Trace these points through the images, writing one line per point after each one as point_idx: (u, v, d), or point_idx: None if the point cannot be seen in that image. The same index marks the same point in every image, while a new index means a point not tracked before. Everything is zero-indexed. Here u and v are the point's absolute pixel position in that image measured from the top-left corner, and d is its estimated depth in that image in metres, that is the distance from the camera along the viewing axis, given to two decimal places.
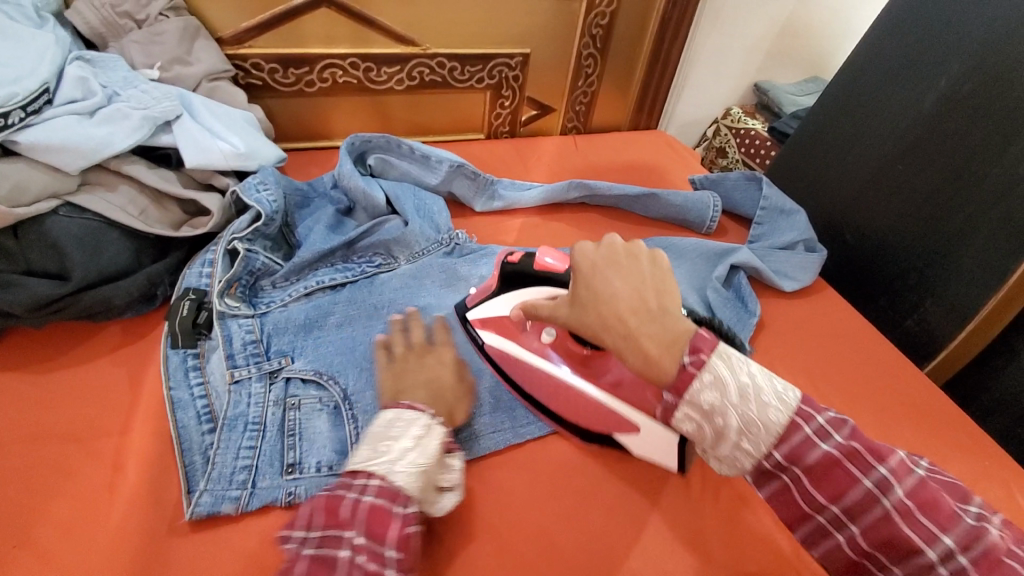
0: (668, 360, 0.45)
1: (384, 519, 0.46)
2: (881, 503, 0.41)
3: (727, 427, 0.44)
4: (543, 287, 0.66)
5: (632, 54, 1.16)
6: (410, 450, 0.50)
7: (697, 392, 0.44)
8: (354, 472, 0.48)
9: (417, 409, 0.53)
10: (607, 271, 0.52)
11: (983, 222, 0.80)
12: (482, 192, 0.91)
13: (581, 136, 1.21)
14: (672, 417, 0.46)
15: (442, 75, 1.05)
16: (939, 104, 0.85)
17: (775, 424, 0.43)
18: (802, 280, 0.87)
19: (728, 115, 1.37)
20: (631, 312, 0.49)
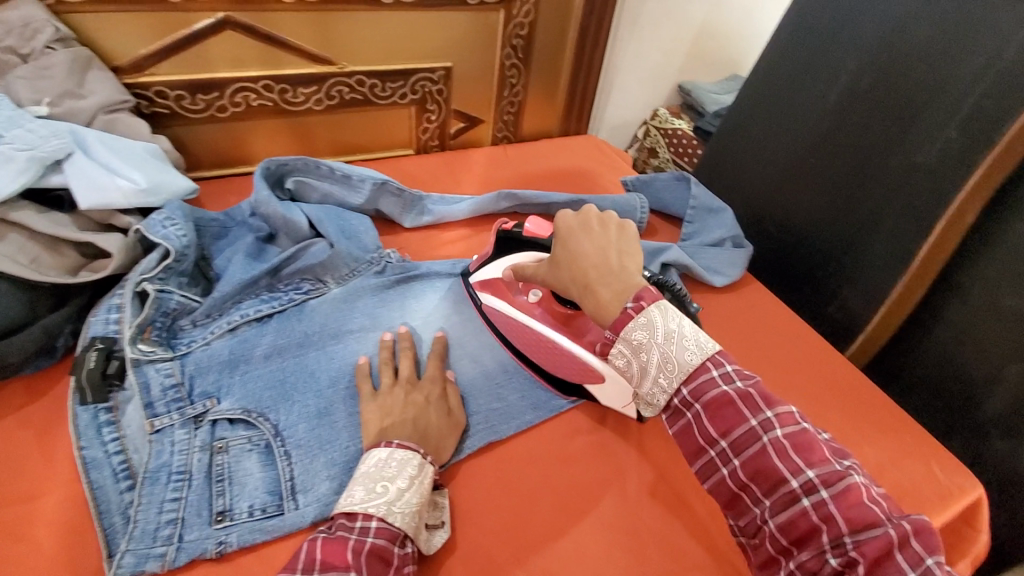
0: (615, 305, 0.52)
1: (384, 559, 0.48)
2: (763, 440, 0.45)
3: (649, 363, 0.48)
4: (532, 252, 0.71)
5: (556, 62, 1.17)
6: (405, 490, 0.52)
7: (631, 330, 0.49)
8: (354, 513, 0.50)
9: (413, 448, 0.56)
10: (579, 234, 0.58)
11: (888, 208, 0.84)
12: (410, 209, 0.90)
13: (512, 146, 1.21)
14: (608, 351, 0.51)
15: (363, 93, 1.02)
16: (842, 98, 0.90)
17: (688, 363, 0.48)
18: (731, 274, 0.89)
19: (655, 116, 1.40)
20: (596, 269, 0.54)
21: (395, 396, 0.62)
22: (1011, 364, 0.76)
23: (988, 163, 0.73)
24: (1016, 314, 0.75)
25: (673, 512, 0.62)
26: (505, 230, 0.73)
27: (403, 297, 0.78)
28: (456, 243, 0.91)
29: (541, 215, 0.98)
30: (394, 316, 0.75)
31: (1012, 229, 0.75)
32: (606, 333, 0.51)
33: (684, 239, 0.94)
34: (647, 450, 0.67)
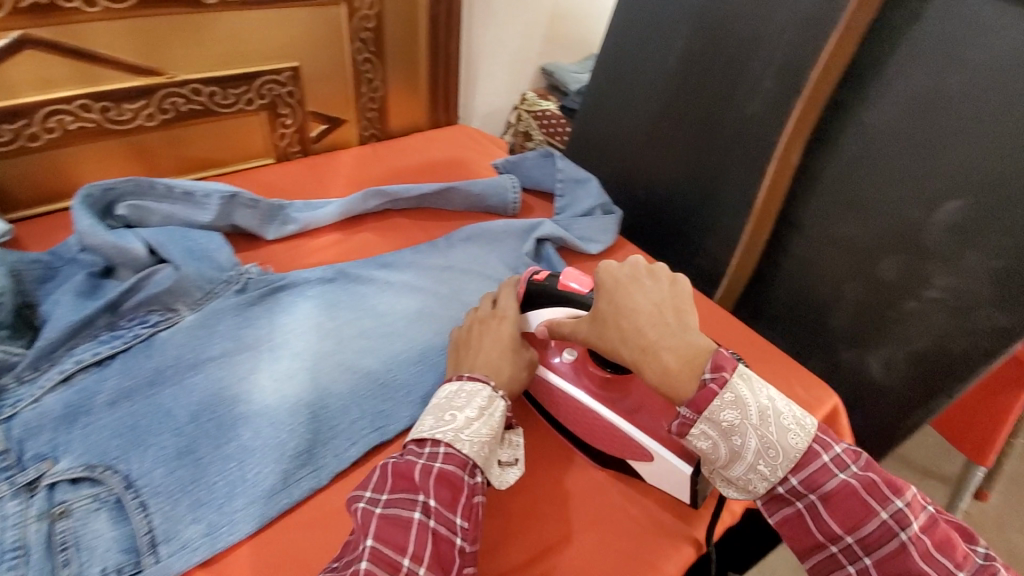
0: (690, 381, 0.52)
1: (454, 486, 0.52)
2: (899, 534, 0.48)
3: (745, 447, 0.51)
4: (561, 308, 0.65)
5: (412, 53, 1.15)
6: (473, 420, 0.56)
7: (717, 409, 0.51)
8: (424, 440, 0.55)
9: (483, 380, 0.60)
10: (629, 288, 0.58)
11: (731, 159, 0.91)
12: (270, 219, 0.84)
13: (381, 143, 1.16)
14: (686, 433, 0.52)
15: (202, 103, 0.94)
16: (679, 63, 0.96)
17: (792, 448, 0.50)
18: (605, 240, 0.92)
19: (524, 100, 1.43)
20: (655, 328, 0.55)
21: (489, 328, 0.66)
22: (848, 283, 0.85)
23: (800, 109, 0.82)
24: (845, 240, 0.84)
25: None
26: (535, 282, 0.68)
27: (269, 312, 0.72)
28: (327, 249, 0.87)
29: (415, 209, 0.96)
30: (260, 334, 0.69)
31: (828, 166, 0.84)
32: (686, 412, 0.52)
33: (558, 213, 0.96)
34: None
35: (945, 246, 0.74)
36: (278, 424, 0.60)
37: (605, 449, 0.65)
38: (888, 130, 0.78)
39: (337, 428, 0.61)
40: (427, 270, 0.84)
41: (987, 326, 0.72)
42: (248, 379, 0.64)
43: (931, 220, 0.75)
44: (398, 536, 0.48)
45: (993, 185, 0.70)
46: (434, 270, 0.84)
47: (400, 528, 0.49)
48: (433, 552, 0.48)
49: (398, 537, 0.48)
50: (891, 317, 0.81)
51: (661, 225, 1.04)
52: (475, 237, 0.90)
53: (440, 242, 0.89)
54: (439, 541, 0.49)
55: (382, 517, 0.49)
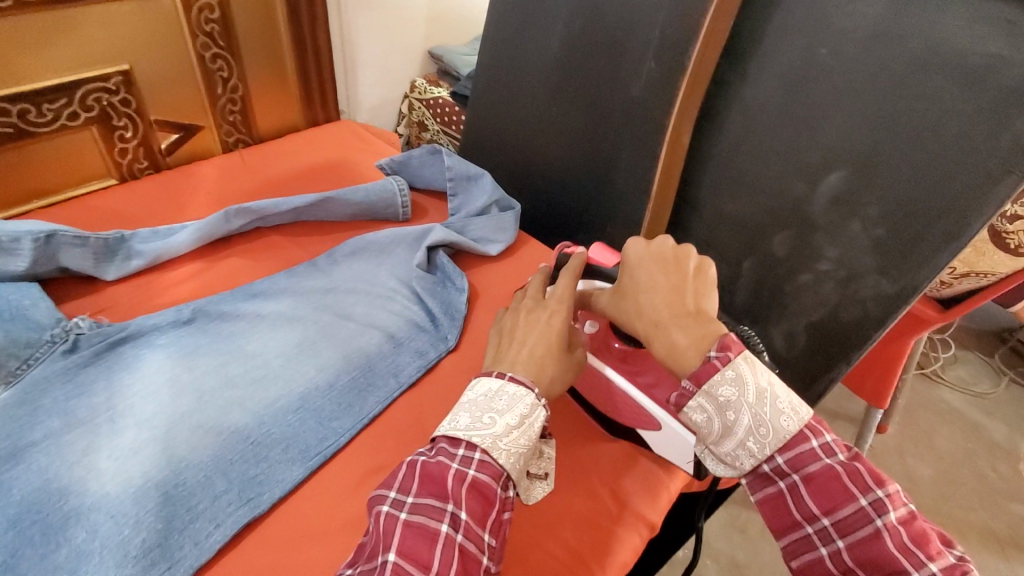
0: (695, 358, 0.50)
1: (486, 497, 0.48)
2: (875, 521, 0.45)
3: (737, 423, 0.49)
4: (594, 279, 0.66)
5: (273, 45, 1.02)
6: (513, 429, 0.50)
7: (715, 385, 0.49)
8: (459, 441, 0.49)
9: (528, 385, 0.52)
10: (651, 267, 0.56)
11: (623, 143, 0.88)
12: (109, 256, 0.72)
13: (249, 149, 1.03)
14: (683, 405, 0.51)
15: (8, 123, 0.77)
16: (564, 44, 0.91)
17: (784, 429, 0.48)
18: (503, 239, 0.87)
19: (414, 88, 1.33)
20: (669, 309, 0.53)
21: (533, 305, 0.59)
22: (745, 260, 0.85)
23: (685, 87, 0.78)
24: (737, 218, 0.84)
25: None
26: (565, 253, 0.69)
27: (108, 373, 0.61)
28: (184, 282, 0.75)
29: (290, 224, 0.86)
30: (97, 403, 0.58)
31: (717, 145, 0.83)
32: (686, 384, 0.50)
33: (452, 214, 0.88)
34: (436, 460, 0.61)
35: (830, 218, 0.75)
36: (119, 517, 0.50)
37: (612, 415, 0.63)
38: (768, 105, 0.76)
39: (195, 508, 0.53)
40: (302, 297, 0.74)
41: (873, 294, 0.74)
42: (82, 463, 0.54)
43: (815, 193, 0.75)
44: (423, 552, 0.44)
45: (868, 154, 0.70)
46: (311, 294, 0.75)
47: (425, 541, 0.44)
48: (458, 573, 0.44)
49: (423, 552, 0.44)
50: (787, 291, 0.81)
51: (564, 216, 1.00)
52: (360, 251, 0.81)
53: (320, 261, 0.80)
54: (467, 558, 0.45)
55: (406, 528, 0.45)
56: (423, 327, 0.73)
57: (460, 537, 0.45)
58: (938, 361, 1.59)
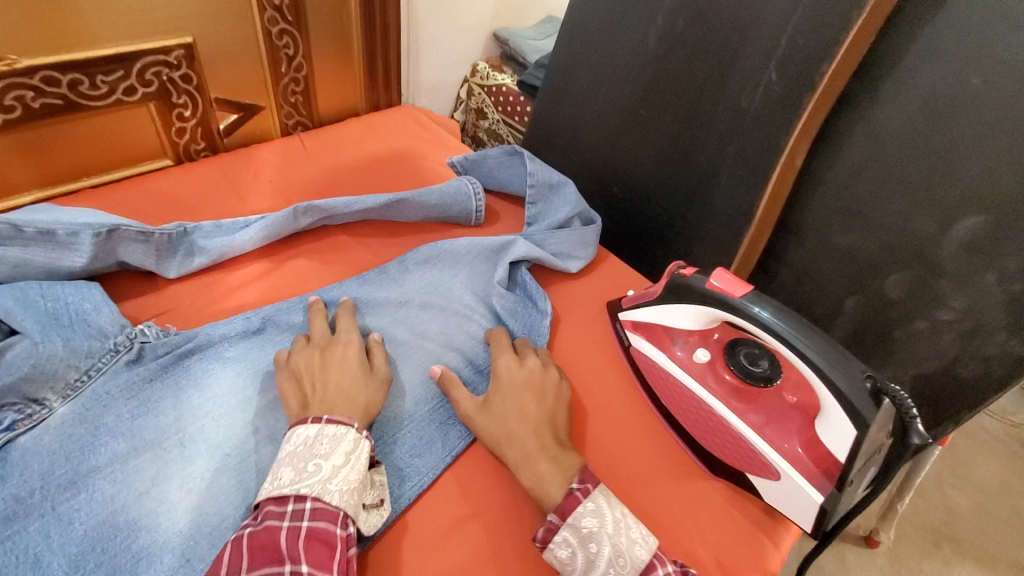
0: (558, 488, 0.51)
1: (327, 543, 0.45)
2: None
3: (599, 555, 0.47)
4: (707, 310, 0.60)
5: (340, 22, 0.94)
6: (342, 467, 0.48)
7: (579, 516, 0.49)
8: (286, 497, 0.46)
9: (346, 423, 0.51)
10: (523, 389, 0.59)
11: (723, 159, 0.80)
12: (172, 251, 0.66)
13: (308, 134, 0.97)
14: (549, 541, 0.49)
15: (62, 95, 0.70)
16: (660, 43, 0.83)
17: (639, 559, 0.47)
18: (584, 256, 0.80)
19: (475, 72, 1.25)
20: (535, 439, 0.55)
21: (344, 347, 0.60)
22: (848, 298, 0.78)
23: (810, 107, 0.70)
24: (846, 251, 0.77)
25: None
26: (682, 278, 0.61)
27: (176, 390, 0.56)
28: (248, 285, 0.69)
29: (359, 224, 0.80)
30: (165, 424, 0.53)
31: (831, 170, 0.75)
32: (553, 516, 0.49)
33: (530, 224, 0.82)
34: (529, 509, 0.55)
35: (959, 266, 0.67)
36: (198, 561, 0.46)
37: (718, 453, 0.58)
38: (901, 132, 0.68)
39: None
40: (374, 312, 0.68)
41: (999, 352, 0.67)
42: (152, 494, 0.49)
43: (944, 237, 0.68)
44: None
45: (1015, 200, 0.62)
46: (384, 309, 0.69)
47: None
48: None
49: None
50: (896, 336, 0.75)
51: (643, 227, 0.93)
52: (432, 260, 0.75)
53: (391, 270, 0.74)
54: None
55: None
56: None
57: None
58: None
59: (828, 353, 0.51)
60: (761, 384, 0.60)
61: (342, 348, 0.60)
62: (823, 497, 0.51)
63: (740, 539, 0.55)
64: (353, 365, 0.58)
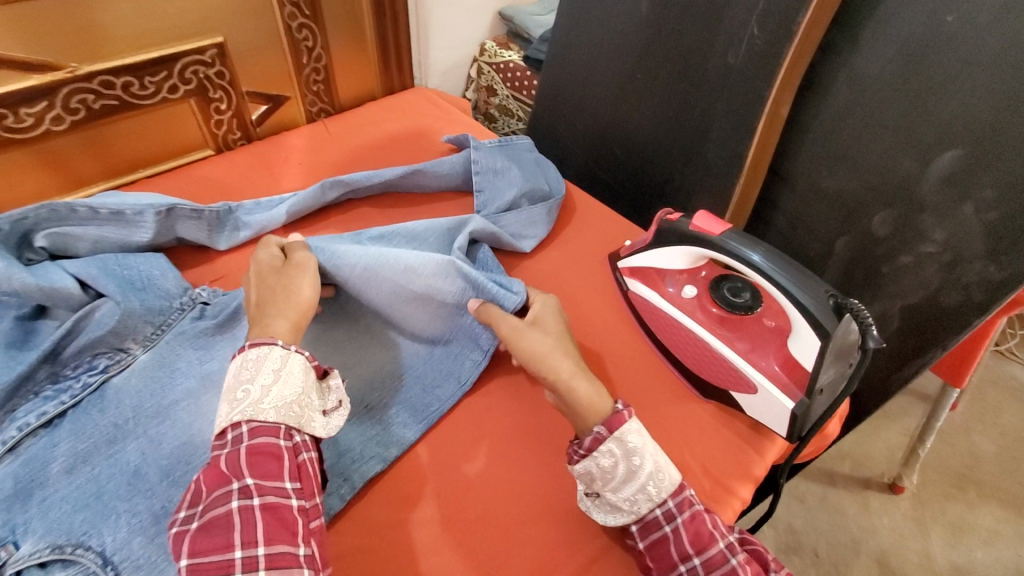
0: (606, 406, 0.56)
1: (271, 454, 0.49)
2: (730, 560, 0.50)
3: (640, 468, 0.52)
4: (692, 249, 0.65)
5: (353, 12, 1.02)
6: (270, 386, 0.51)
7: (626, 431, 0.53)
8: (224, 429, 0.50)
9: (267, 343, 0.54)
10: (557, 324, 0.65)
11: (714, 115, 0.85)
12: (220, 227, 0.76)
13: (331, 120, 1.06)
14: (596, 449, 0.53)
15: (116, 96, 0.80)
16: (653, 6, 0.87)
17: (674, 477, 0.53)
18: (537, 233, 0.83)
19: (484, 51, 1.31)
20: (574, 364, 0.59)
21: (261, 263, 0.64)
22: (839, 238, 0.82)
23: (791, 56, 0.73)
24: (834, 194, 0.81)
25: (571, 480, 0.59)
26: (669, 221, 0.67)
27: (233, 339, 0.66)
28: None
29: (378, 196, 0.89)
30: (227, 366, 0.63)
31: (819, 116, 0.79)
32: (600, 428, 0.53)
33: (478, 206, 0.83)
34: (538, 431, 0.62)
35: (940, 198, 0.70)
36: None
37: (705, 376, 0.65)
38: (882, 74, 0.72)
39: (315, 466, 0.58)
40: (341, 262, 0.66)
41: (980, 280, 0.69)
42: None
43: (925, 172, 0.71)
44: (221, 536, 0.43)
45: (990, 131, 0.65)
46: (350, 256, 0.66)
47: (224, 529, 0.44)
48: (273, 527, 0.45)
49: (221, 539, 0.43)
50: (885, 272, 0.78)
51: (643, 186, 0.99)
52: (389, 237, 0.76)
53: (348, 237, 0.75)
54: (274, 511, 0.46)
55: (201, 529, 0.44)
56: (479, 283, 0.66)
57: (256, 499, 0.46)
58: (1014, 339, 1.49)
59: (796, 277, 0.57)
60: (743, 312, 0.65)
61: (259, 265, 0.64)
62: (794, 403, 0.57)
63: (725, 451, 0.62)
64: (273, 273, 0.63)
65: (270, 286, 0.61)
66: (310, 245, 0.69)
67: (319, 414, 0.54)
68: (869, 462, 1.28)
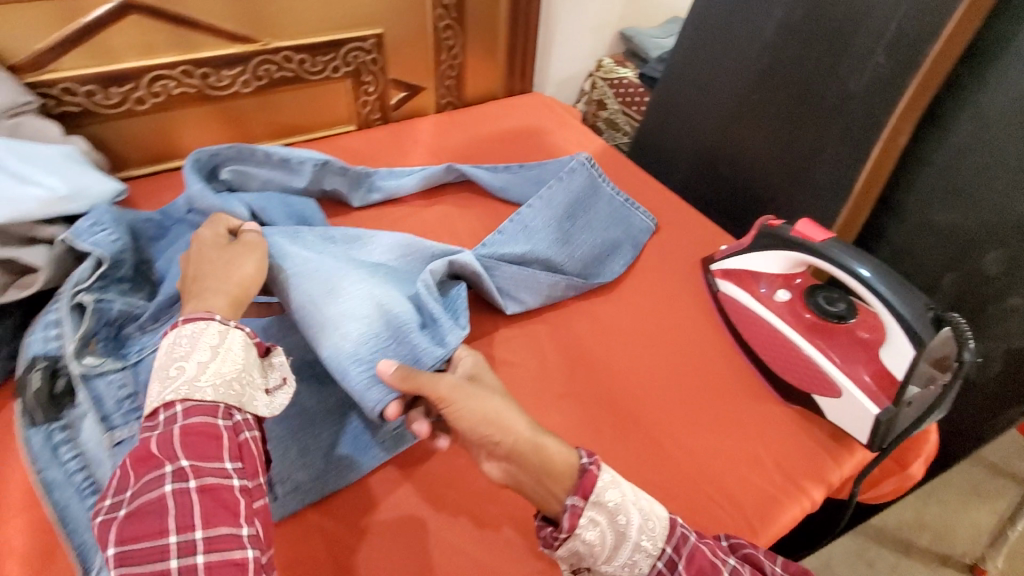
0: (569, 468, 0.48)
1: (209, 435, 0.45)
2: None
3: (630, 526, 0.47)
4: (789, 254, 0.68)
5: (492, 20, 1.14)
6: (208, 362, 0.48)
7: (603, 490, 0.47)
8: (155, 410, 0.46)
9: (203, 318, 0.50)
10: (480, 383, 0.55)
11: (828, 139, 0.86)
12: (358, 187, 0.88)
13: (457, 112, 1.17)
14: (578, 524, 0.46)
15: (293, 70, 0.95)
16: (777, 31, 0.91)
17: (659, 516, 0.49)
18: (526, 299, 0.73)
19: (601, 67, 1.38)
20: (518, 425, 0.49)
21: (205, 244, 0.61)
22: (947, 274, 0.80)
23: (913, 88, 0.75)
24: (946, 229, 0.79)
25: (645, 449, 0.62)
26: (771, 226, 0.70)
27: None
28: (407, 216, 0.88)
29: None
30: None
31: (938, 150, 0.79)
32: (575, 499, 0.46)
33: (483, 246, 0.75)
34: (617, 402, 0.66)
35: None
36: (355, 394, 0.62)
37: (788, 379, 0.66)
38: (1005, 112, 0.71)
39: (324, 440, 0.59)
40: (285, 258, 0.64)
41: None
42: None
43: None
44: (154, 521, 0.40)
45: None
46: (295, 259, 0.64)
47: (156, 511, 0.40)
48: (210, 510, 0.41)
49: (155, 521, 0.40)
50: (991, 311, 0.77)
51: (741, 204, 1.01)
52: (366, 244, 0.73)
53: (310, 240, 0.70)
54: (212, 493, 0.42)
55: (129, 516, 0.40)
56: (407, 333, 0.61)
57: (194, 482, 0.42)
58: None
59: (896, 286, 0.58)
60: (833, 320, 0.66)
61: (201, 244, 0.61)
62: (879, 410, 0.59)
63: (802, 454, 0.62)
64: (215, 253, 0.60)
65: (210, 264, 0.58)
66: (268, 241, 0.66)
67: (263, 392, 0.51)
68: (951, 539, 1.17)
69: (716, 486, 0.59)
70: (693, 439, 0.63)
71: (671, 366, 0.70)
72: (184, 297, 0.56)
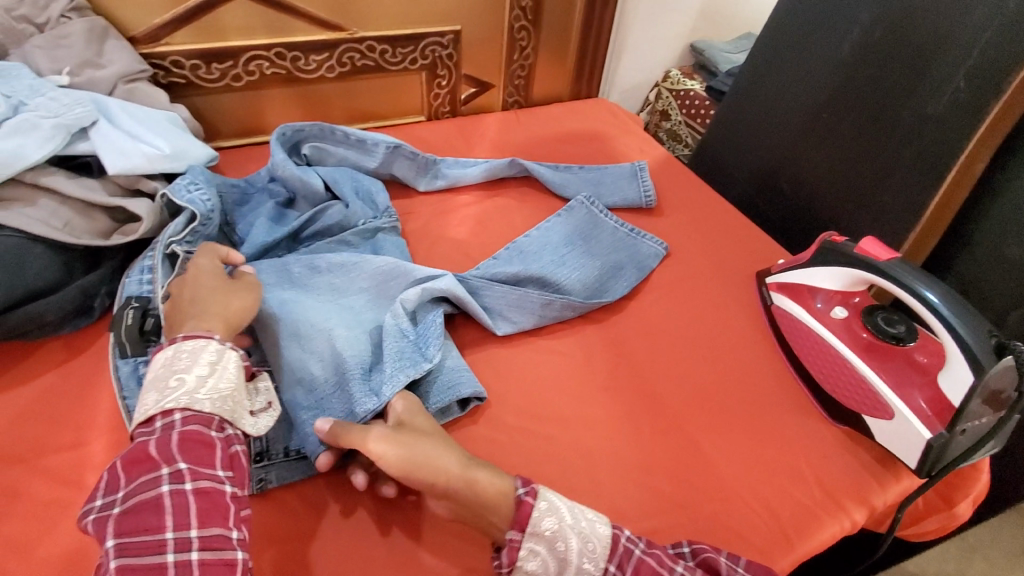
0: (505, 502, 0.48)
1: (203, 443, 0.47)
2: None
3: (569, 549, 0.47)
4: (847, 271, 0.67)
5: (566, 24, 1.17)
6: (207, 377, 0.50)
7: (538, 519, 0.47)
8: (151, 417, 0.47)
9: (203, 336, 0.52)
10: (416, 423, 0.54)
11: (898, 163, 0.84)
12: (424, 172, 0.92)
13: (522, 110, 1.20)
14: (516, 558, 0.47)
15: (374, 59, 1.01)
16: (855, 51, 0.89)
17: (602, 533, 0.49)
18: (520, 319, 0.72)
19: (668, 78, 1.39)
20: (452, 469, 0.49)
21: (201, 270, 0.61)
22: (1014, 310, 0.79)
23: (995, 115, 0.74)
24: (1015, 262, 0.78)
25: (683, 449, 0.62)
26: (833, 241, 0.69)
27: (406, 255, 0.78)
28: (468, 204, 0.92)
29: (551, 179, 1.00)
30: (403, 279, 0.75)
31: (1013, 180, 0.78)
32: (512, 534, 0.47)
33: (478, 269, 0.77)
34: (658, 400, 0.67)
35: None
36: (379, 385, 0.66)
37: (837, 396, 0.65)
38: None
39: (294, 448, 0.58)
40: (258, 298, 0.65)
41: None
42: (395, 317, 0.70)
43: None
44: (149, 518, 0.42)
45: None
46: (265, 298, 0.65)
47: (152, 511, 0.42)
48: (204, 510, 0.43)
49: (150, 520, 0.42)
50: None
51: (801, 222, 0.99)
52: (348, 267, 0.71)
53: (297, 273, 0.70)
54: (207, 496, 0.44)
55: (124, 513, 0.42)
56: (348, 380, 0.60)
57: (188, 483, 0.44)
58: None
59: (959, 311, 0.57)
60: (890, 341, 0.65)
61: (198, 269, 0.61)
62: (931, 435, 0.57)
63: (846, 473, 0.61)
64: (211, 278, 0.60)
65: (209, 290, 0.58)
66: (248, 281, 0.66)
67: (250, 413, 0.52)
68: None
69: (753, 495, 0.59)
70: (733, 445, 0.63)
71: (717, 372, 0.70)
72: (178, 319, 0.56)
